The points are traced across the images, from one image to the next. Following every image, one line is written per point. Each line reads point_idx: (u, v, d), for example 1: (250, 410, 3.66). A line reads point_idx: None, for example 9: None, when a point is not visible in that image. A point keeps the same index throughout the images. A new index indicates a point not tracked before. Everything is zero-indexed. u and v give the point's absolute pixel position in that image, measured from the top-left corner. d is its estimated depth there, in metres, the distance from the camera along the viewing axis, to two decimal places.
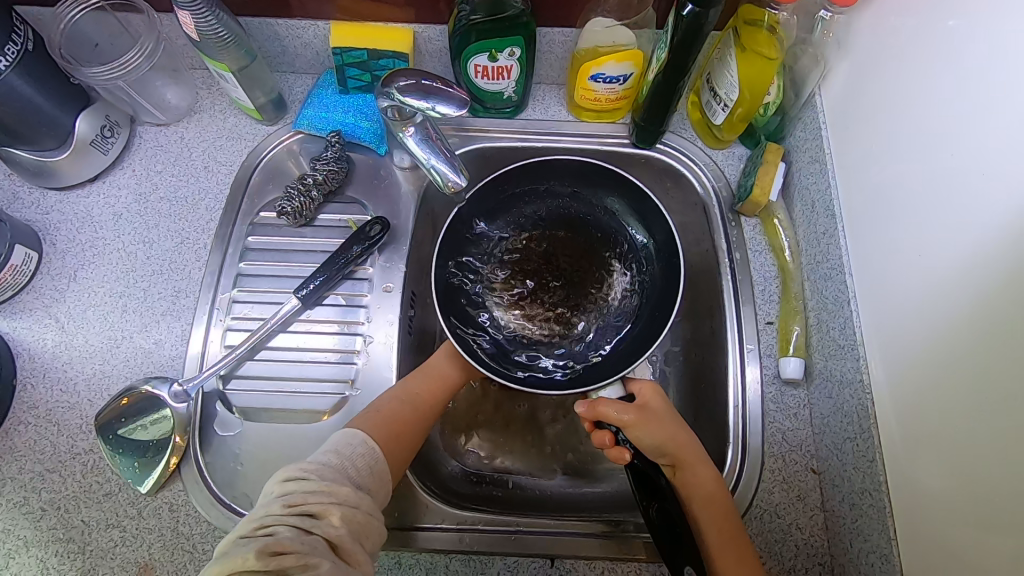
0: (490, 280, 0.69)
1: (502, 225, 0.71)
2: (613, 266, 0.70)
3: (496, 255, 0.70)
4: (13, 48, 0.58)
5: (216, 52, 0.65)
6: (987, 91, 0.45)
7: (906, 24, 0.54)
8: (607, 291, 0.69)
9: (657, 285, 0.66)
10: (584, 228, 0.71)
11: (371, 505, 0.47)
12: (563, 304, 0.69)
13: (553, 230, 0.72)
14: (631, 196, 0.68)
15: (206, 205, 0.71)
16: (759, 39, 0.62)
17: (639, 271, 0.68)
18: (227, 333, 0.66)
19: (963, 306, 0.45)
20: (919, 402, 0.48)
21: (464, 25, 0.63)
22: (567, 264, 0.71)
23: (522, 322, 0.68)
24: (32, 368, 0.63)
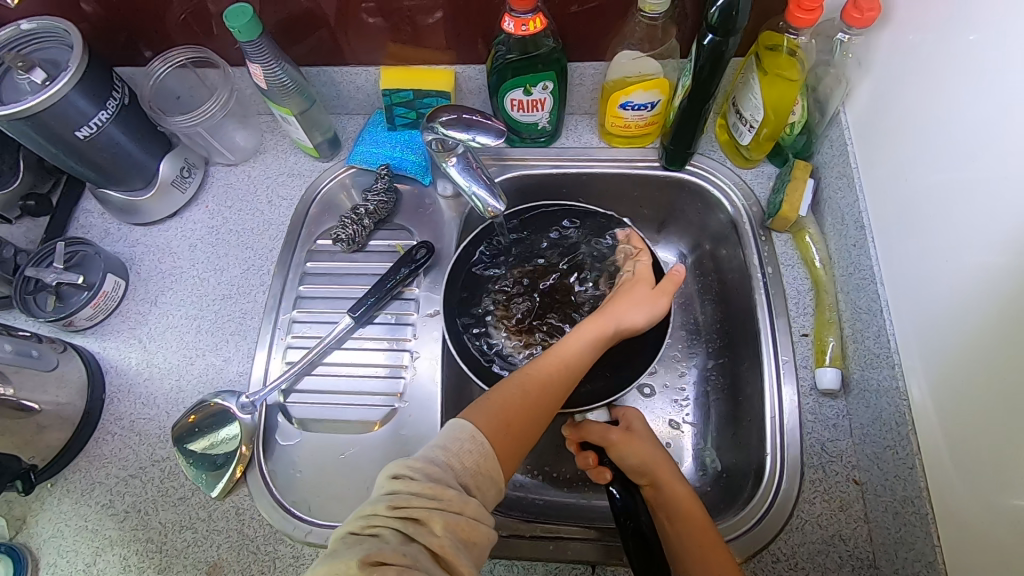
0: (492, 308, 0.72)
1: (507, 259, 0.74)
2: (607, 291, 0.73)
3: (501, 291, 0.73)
4: (113, 103, 0.67)
5: (281, 98, 0.72)
6: (1007, 97, 0.46)
7: (925, 40, 0.56)
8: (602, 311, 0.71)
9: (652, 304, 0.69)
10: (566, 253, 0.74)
11: (476, 510, 0.45)
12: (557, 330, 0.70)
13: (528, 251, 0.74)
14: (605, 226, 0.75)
15: (270, 234, 0.78)
16: (779, 62, 0.65)
17: None
18: (287, 351, 0.72)
19: (991, 308, 0.46)
20: (957, 406, 0.49)
21: (500, 64, 0.68)
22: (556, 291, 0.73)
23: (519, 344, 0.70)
24: (118, 384, 0.71)
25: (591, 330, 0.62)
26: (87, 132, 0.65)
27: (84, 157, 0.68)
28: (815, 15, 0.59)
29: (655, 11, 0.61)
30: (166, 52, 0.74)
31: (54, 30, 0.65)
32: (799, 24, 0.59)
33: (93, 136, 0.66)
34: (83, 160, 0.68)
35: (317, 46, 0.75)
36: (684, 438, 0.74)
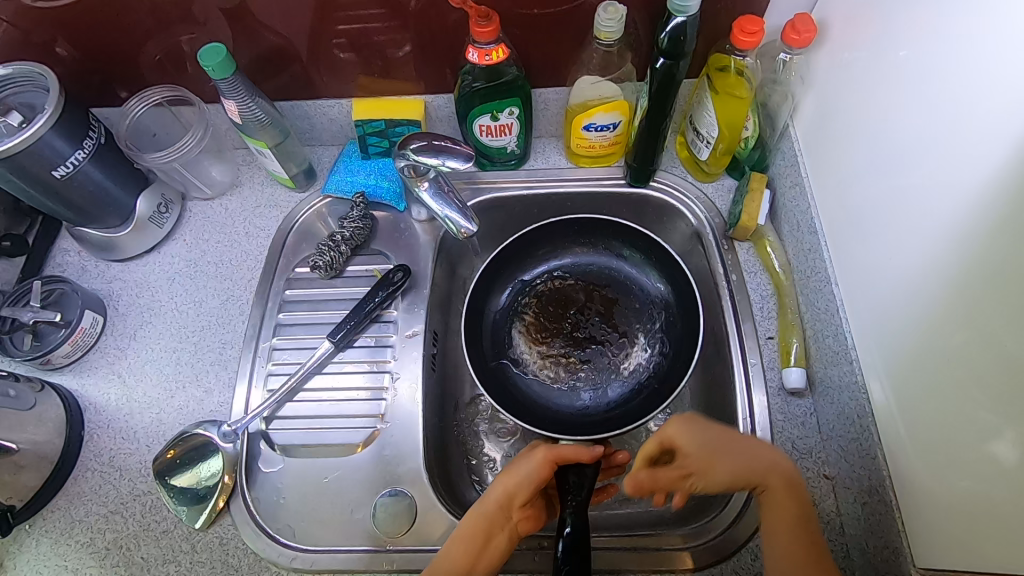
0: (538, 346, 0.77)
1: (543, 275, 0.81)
2: (636, 338, 0.77)
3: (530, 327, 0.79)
4: (90, 142, 0.68)
5: (256, 131, 0.74)
6: (935, 109, 0.50)
7: (859, 56, 0.60)
8: (633, 366, 0.75)
9: (683, 341, 0.73)
10: (616, 294, 0.79)
11: None
12: (594, 378, 0.76)
13: (569, 292, 0.80)
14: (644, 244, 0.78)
15: (249, 265, 0.79)
16: (728, 83, 0.70)
17: (656, 351, 0.75)
18: (268, 379, 0.72)
19: (931, 301, 0.49)
20: (908, 398, 0.52)
21: (467, 92, 0.72)
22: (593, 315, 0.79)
23: (536, 356, 0.77)
24: (98, 420, 0.71)
25: (473, 524, 0.57)
26: (64, 171, 0.67)
27: (60, 196, 0.69)
28: (757, 37, 0.63)
29: (609, 39, 0.65)
30: (142, 92, 0.76)
31: (31, 74, 0.66)
32: (743, 46, 0.63)
33: (70, 174, 0.67)
34: (59, 199, 0.69)
35: (289, 81, 0.78)
36: None
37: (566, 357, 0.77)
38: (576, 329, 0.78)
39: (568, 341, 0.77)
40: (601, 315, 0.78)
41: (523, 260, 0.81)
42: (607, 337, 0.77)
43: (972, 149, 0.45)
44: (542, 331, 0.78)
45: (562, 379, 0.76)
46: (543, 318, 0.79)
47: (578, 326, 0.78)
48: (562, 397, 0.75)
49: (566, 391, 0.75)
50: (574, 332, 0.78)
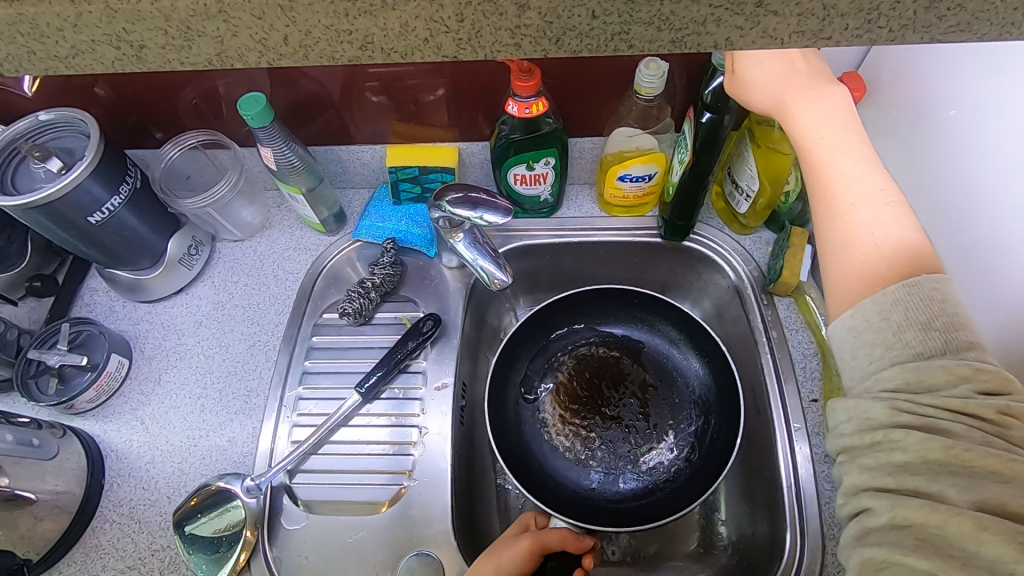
0: (559, 414, 0.74)
1: (586, 342, 0.79)
2: (666, 435, 0.72)
3: (561, 394, 0.75)
4: (126, 187, 0.68)
5: (290, 177, 0.74)
6: (1006, 171, 0.49)
7: (910, 116, 0.60)
8: (653, 463, 0.71)
9: (717, 453, 0.69)
10: (658, 381, 0.76)
11: None
12: (608, 461, 0.72)
13: (610, 362, 0.77)
14: (686, 325, 0.76)
15: (277, 309, 0.78)
16: (771, 137, 0.68)
17: (683, 454, 0.71)
18: (293, 429, 0.71)
19: None
20: None
21: (503, 141, 0.71)
22: (631, 394, 0.75)
23: (559, 421, 0.74)
24: (119, 468, 0.69)
25: None
26: (99, 217, 0.66)
27: (93, 241, 0.68)
28: None
29: (650, 94, 0.64)
30: (179, 137, 0.76)
31: (71, 120, 0.67)
32: None
33: (105, 221, 0.67)
34: (92, 243, 0.69)
35: (324, 126, 0.78)
36: (697, 508, 0.74)
37: (587, 431, 0.73)
38: (609, 406, 0.74)
39: (596, 414, 0.73)
40: (638, 398, 0.74)
41: (580, 315, 0.80)
42: (634, 423, 0.73)
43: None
44: (572, 398, 0.75)
45: (575, 450, 0.72)
46: (576, 384, 0.76)
47: (609, 402, 0.74)
48: (571, 470, 0.72)
49: (576, 463, 0.72)
50: (604, 408, 0.74)
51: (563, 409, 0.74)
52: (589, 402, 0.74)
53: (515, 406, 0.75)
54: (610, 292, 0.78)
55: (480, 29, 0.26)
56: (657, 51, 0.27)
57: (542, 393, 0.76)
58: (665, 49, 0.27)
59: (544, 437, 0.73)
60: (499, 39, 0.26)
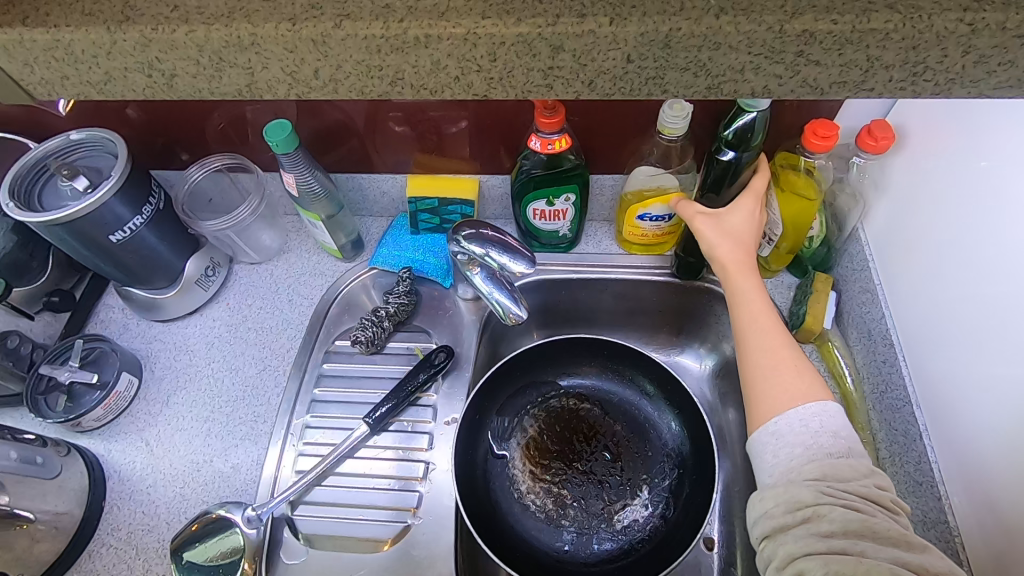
0: (527, 468, 0.71)
1: (556, 391, 0.77)
2: (640, 492, 0.70)
3: (529, 445, 0.73)
4: (150, 208, 0.69)
5: (310, 204, 0.74)
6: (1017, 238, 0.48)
7: (938, 165, 0.58)
8: (627, 522, 0.69)
9: (691, 513, 0.67)
10: (631, 435, 0.73)
11: None
12: (581, 521, 0.69)
13: (582, 414, 0.75)
14: (660, 378, 0.75)
15: (289, 334, 0.78)
16: (795, 183, 0.67)
17: (658, 512, 0.69)
18: (298, 458, 0.69)
19: None
20: (1001, 531, 0.49)
21: (524, 176, 0.71)
22: (603, 449, 0.72)
23: (528, 476, 0.71)
24: (121, 490, 0.68)
25: None
26: (121, 236, 0.67)
27: (113, 259, 0.69)
28: (831, 141, 0.61)
29: (674, 135, 0.63)
30: (204, 160, 0.78)
31: (102, 140, 0.68)
32: (814, 149, 0.61)
33: (126, 240, 0.68)
34: (111, 261, 0.69)
35: (347, 154, 0.79)
36: (712, 562, 0.71)
37: (558, 488, 0.71)
38: (580, 462, 0.71)
39: (568, 470, 0.71)
40: (611, 451, 0.72)
41: (555, 361, 0.77)
42: (608, 479, 0.71)
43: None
44: (542, 452, 0.72)
45: (546, 509, 0.70)
46: (550, 439, 0.73)
47: (581, 457, 0.72)
48: (542, 530, 0.69)
49: (548, 523, 0.69)
50: (574, 463, 0.71)
51: (531, 462, 0.72)
52: (559, 456, 0.72)
53: (484, 460, 0.72)
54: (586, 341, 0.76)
55: (511, 69, 0.26)
56: (691, 97, 0.26)
57: (512, 446, 0.73)
58: (700, 95, 0.26)
59: (513, 492, 0.71)
60: (531, 79, 0.26)
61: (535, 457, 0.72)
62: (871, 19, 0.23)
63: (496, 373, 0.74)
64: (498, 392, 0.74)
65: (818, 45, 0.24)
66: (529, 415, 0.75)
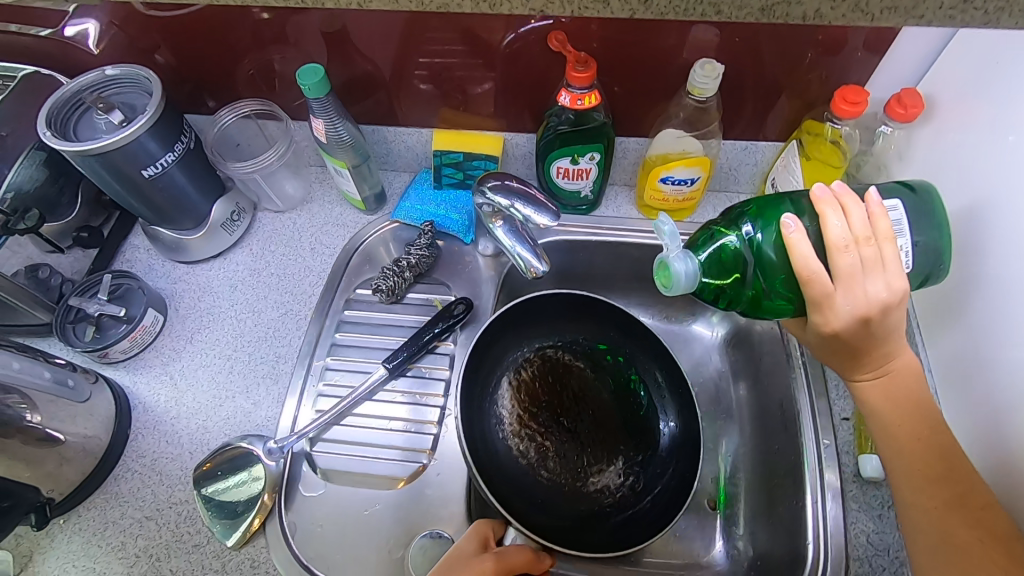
0: (515, 413, 0.72)
1: (553, 345, 0.76)
2: (618, 459, 0.70)
3: (520, 393, 0.73)
4: (181, 146, 0.70)
5: (337, 151, 0.75)
6: None
7: (965, 138, 0.59)
8: (600, 486, 0.69)
9: (669, 488, 0.67)
10: (621, 401, 0.73)
11: None
12: (558, 473, 0.69)
13: (576, 370, 0.75)
14: (660, 352, 0.73)
15: (310, 280, 0.79)
16: (821, 148, 0.69)
17: (631, 481, 0.69)
18: (318, 399, 0.71)
19: None
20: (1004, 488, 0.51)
21: (551, 133, 0.72)
22: (590, 411, 0.72)
23: (517, 420, 0.71)
24: (145, 420, 0.70)
25: None
26: (152, 172, 0.68)
27: (143, 195, 0.70)
28: (859, 108, 0.62)
29: (704, 95, 0.64)
30: (235, 104, 0.78)
31: (136, 76, 0.69)
32: (843, 115, 0.62)
33: (157, 176, 0.69)
34: (141, 198, 0.70)
35: (374, 106, 0.79)
36: (714, 520, 0.72)
37: (543, 438, 0.71)
38: (567, 417, 0.72)
39: (554, 423, 0.71)
40: (599, 414, 0.72)
41: (562, 313, 0.76)
42: (589, 439, 0.71)
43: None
44: (534, 401, 0.72)
45: (528, 454, 0.70)
46: (540, 387, 0.73)
47: (568, 411, 0.72)
48: (520, 472, 0.69)
49: (528, 469, 0.69)
50: (562, 417, 0.72)
51: (520, 409, 0.72)
52: (546, 408, 0.72)
53: (478, 401, 0.71)
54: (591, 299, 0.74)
55: None
56: (744, 18, 0.27)
57: (504, 389, 0.73)
58: (753, 17, 0.27)
59: (500, 433, 0.70)
60: None
61: (525, 406, 0.72)
62: None
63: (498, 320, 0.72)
64: (501, 335, 0.73)
65: None
66: (525, 363, 0.75)
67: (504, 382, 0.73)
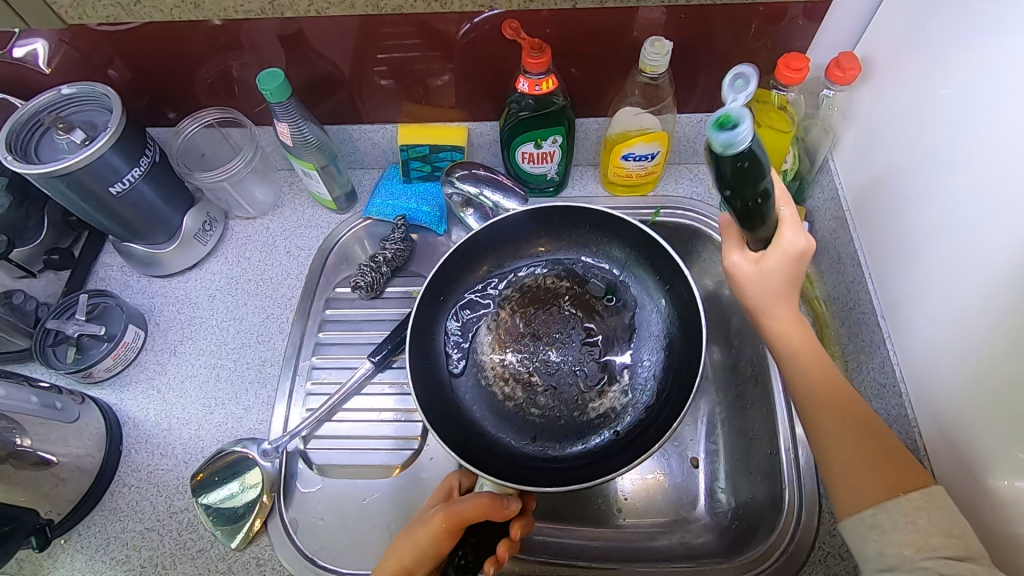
0: (492, 354, 0.68)
1: (525, 273, 0.72)
2: (616, 378, 0.67)
3: (494, 332, 0.69)
4: (146, 161, 0.70)
5: (304, 153, 0.76)
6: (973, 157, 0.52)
7: (903, 94, 0.62)
8: (603, 409, 0.65)
9: (673, 393, 0.62)
10: (606, 319, 0.69)
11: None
12: (552, 410, 0.66)
13: (553, 296, 0.71)
14: (637, 246, 0.68)
15: (289, 283, 0.80)
16: (770, 115, 0.71)
17: (636, 397, 0.65)
18: (307, 397, 0.73)
19: (983, 324, 0.50)
20: (950, 416, 0.54)
21: (513, 120, 0.74)
22: (576, 338, 0.69)
23: (494, 362, 0.68)
24: (137, 435, 0.71)
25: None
26: (119, 188, 0.68)
27: (112, 212, 0.70)
28: (802, 74, 0.65)
29: (655, 72, 0.66)
30: (198, 113, 0.78)
31: (93, 94, 0.69)
32: (788, 81, 0.65)
33: (124, 192, 0.69)
34: (110, 214, 0.70)
35: (336, 106, 0.80)
36: (698, 478, 0.76)
37: (529, 377, 0.67)
38: (554, 346, 0.69)
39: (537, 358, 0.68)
40: (584, 338, 0.69)
41: (524, 241, 0.72)
42: (582, 367, 0.68)
43: (1011, 192, 0.48)
44: (511, 336, 0.69)
45: (513, 396, 0.66)
46: (517, 322, 0.69)
47: (552, 343, 0.69)
48: (508, 417, 0.65)
49: (516, 411, 0.66)
50: (547, 347, 0.69)
51: (496, 348, 0.68)
52: (526, 342, 0.69)
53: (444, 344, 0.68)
54: (550, 213, 0.70)
55: None
56: None
57: (477, 330, 0.69)
58: None
59: (478, 379, 0.67)
60: None
61: (504, 344, 0.69)
62: None
63: (451, 257, 0.68)
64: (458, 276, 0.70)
65: None
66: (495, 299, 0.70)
67: (473, 321, 0.69)
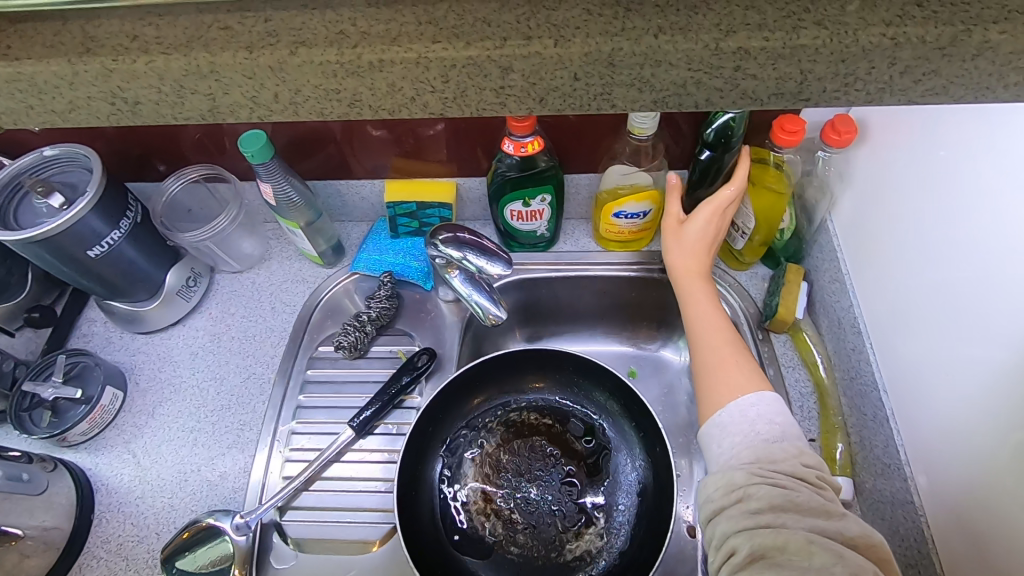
0: (478, 487, 0.70)
1: (512, 410, 0.75)
2: (594, 521, 0.68)
3: (481, 464, 0.71)
4: (127, 222, 0.69)
5: (288, 211, 0.75)
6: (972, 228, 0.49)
7: (899, 155, 0.59)
8: (580, 552, 0.66)
9: (650, 544, 0.64)
10: (588, 458, 0.72)
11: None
12: (530, 548, 0.66)
13: (539, 432, 0.74)
14: (622, 397, 0.72)
15: (273, 341, 0.79)
16: (766, 175, 0.69)
17: (612, 544, 0.66)
18: (286, 463, 0.70)
19: (990, 408, 0.47)
20: (958, 501, 0.51)
21: (500, 179, 0.72)
22: (558, 474, 0.71)
23: (479, 495, 0.69)
24: (109, 502, 0.68)
25: None
26: (98, 251, 0.67)
27: (92, 274, 0.69)
28: (797, 136, 0.63)
29: (643, 135, 0.65)
30: (181, 171, 0.78)
31: (76, 155, 0.68)
32: (781, 143, 0.63)
33: (103, 255, 0.68)
34: (91, 276, 0.69)
35: (324, 160, 0.79)
36: None
37: (510, 513, 0.69)
38: (535, 484, 0.70)
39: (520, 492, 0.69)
40: (565, 475, 0.71)
41: (515, 377, 0.76)
42: (561, 506, 0.69)
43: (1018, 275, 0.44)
44: (494, 473, 0.71)
45: (494, 532, 0.67)
46: (503, 457, 0.72)
47: (534, 478, 0.70)
48: (487, 554, 0.66)
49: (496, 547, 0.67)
50: (529, 483, 0.70)
51: (482, 482, 0.70)
52: (510, 476, 0.71)
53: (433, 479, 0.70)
54: (539, 353, 0.74)
55: (464, 90, 0.31)
56: (638, 109, 0.32)
57: (464, 462, 0.71)
58: (648, 107, 0.32)
59: (460, 513, 0.68)
60: (484, 98, 0.31)
61: (489, 479, 0.70)
62: (800, 36, 0.29)
63: (449, 387, 0.71)
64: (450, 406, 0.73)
65: (753, 59, 0.29)
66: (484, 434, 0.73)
67: (462, 454, 0.72)
